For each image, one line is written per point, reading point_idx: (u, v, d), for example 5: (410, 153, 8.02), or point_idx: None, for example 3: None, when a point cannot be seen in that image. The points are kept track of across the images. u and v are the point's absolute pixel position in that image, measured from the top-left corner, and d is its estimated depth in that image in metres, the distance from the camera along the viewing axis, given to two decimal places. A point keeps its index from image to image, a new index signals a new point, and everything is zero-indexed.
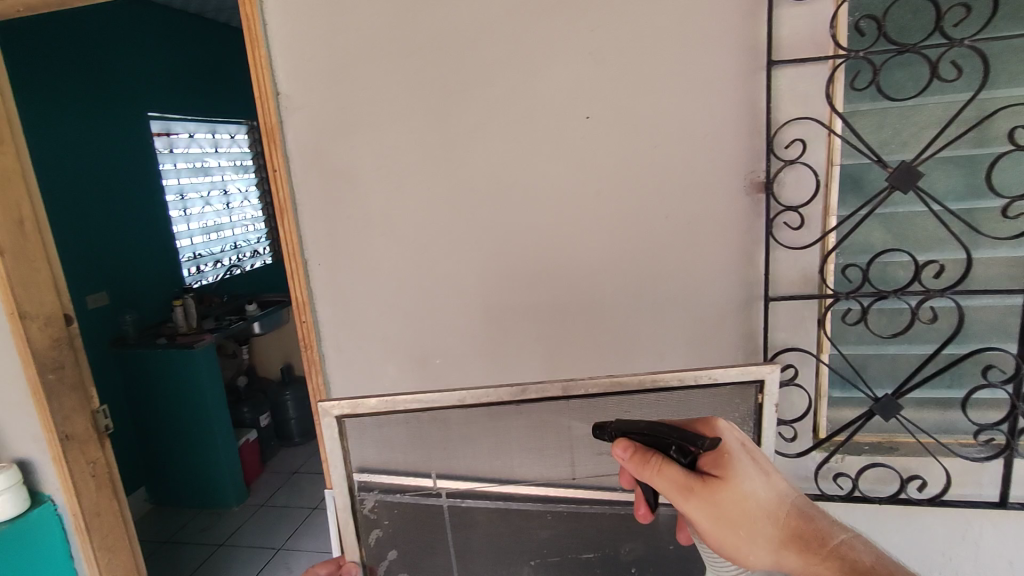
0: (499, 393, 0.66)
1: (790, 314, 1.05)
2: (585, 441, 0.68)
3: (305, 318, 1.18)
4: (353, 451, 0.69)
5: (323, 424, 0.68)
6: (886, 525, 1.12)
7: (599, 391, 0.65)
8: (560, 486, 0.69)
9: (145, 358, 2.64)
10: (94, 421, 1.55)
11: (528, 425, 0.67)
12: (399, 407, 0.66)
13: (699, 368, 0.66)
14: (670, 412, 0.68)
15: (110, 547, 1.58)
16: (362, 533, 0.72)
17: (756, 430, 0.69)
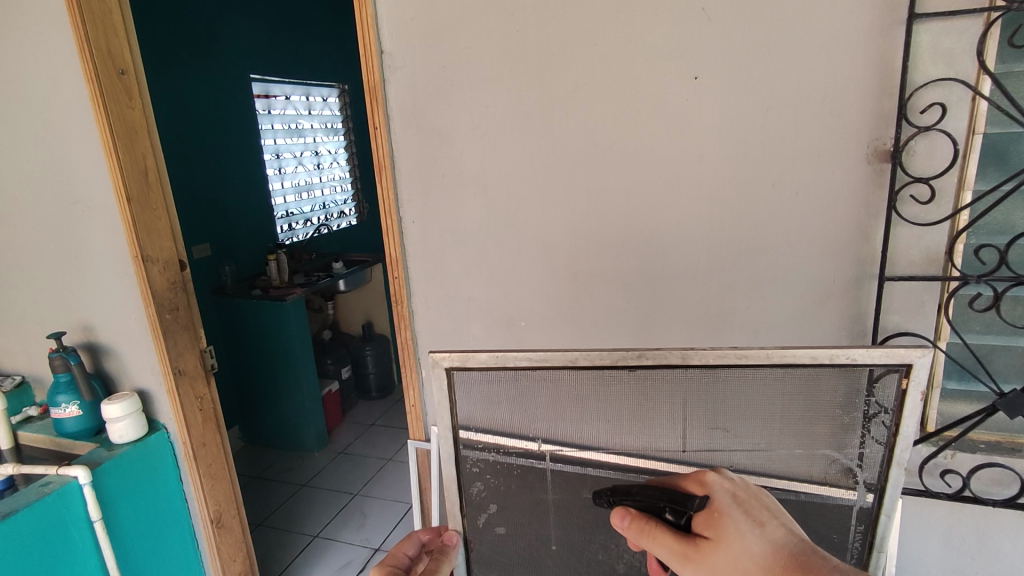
0: (613, 357, 0.64)
1: (906, 296, 0.97)
2: (699, 414, 0.65)
3: (398, 273, 1.23)
4: (458, 403, 0.70)
5: (433, 374, 0.69)
6: (994, 530, 1.03)
7: (721, 364, 0.62)
8: (669, 458, 0.68)
9: (242, 307, 2.84)
10: (202, 359, 1.70)
11: (637, 392, 0.66)
12: (510, 363, 0.67)
13: (835, 346, 0.60)
14: (796, 391, 0.64)
15: (214, 475, 1.74)
16: (462, 484, 0.74)
17: (894, 419, 0.62)
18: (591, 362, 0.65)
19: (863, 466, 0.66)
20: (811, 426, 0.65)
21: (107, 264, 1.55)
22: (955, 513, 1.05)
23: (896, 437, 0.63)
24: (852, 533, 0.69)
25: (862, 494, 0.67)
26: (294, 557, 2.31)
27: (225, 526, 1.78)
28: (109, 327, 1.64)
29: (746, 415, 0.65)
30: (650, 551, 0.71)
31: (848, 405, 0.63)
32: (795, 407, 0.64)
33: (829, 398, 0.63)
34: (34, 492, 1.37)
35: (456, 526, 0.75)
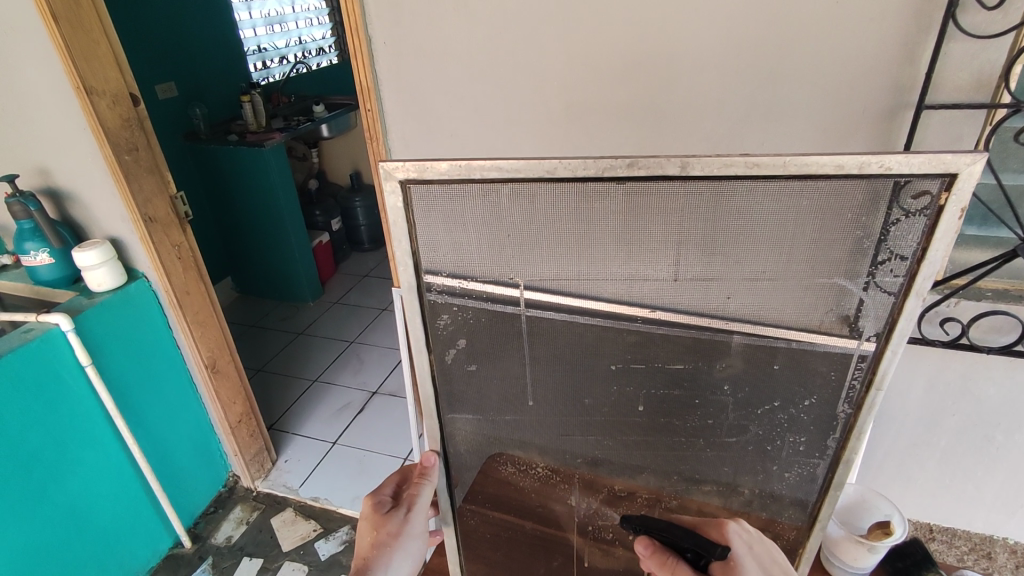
0: (597, 166, 0.51)
1: (944, 128, 0.86)
2: (696, 239, 0.55)
3: (370, 106, 1.08)
4: (417, 226, 0.58)
5: (386, 192, 0.56)
6: (981, 377, 1.03)
7: (727, 174, 0.50)
8: (659, 285, 0.59)
9: (219, 154, 2.68)
10: (174, 206, 1.60)
11: (623, 214, 0.54)
12: (477, 175, 0.54)
13: (869, 153, 0.48)
14: (812, 210, 0.52)
15: (201, 322, 1.73)
16: (427, 321, 0.65)
17: (922, 245, 0.51)
18: (574, 173, 0.52)
19: (873, 302, 0.56)
20: (825, 253, 0.54)
21: (49, 97, 1.38)
22: (948, 361, 1.03)
23: (921, 264, 0.52)
24: (853, 370, 0.61)
25: (864, 342, 0.58)
26: (295, 399, 2.41)
27: (220, 371, 1.82)
28: (67, 169, 1.51)
29: (749, 240, 0.55)
30: (634, 385, 0.67)
31: (873, 228, 0.52)
32: (809, 229, 0.53)
33: (853, 217, 0.52)
34: (18, 338, 1.36)
35: (425, 363, 0.68)
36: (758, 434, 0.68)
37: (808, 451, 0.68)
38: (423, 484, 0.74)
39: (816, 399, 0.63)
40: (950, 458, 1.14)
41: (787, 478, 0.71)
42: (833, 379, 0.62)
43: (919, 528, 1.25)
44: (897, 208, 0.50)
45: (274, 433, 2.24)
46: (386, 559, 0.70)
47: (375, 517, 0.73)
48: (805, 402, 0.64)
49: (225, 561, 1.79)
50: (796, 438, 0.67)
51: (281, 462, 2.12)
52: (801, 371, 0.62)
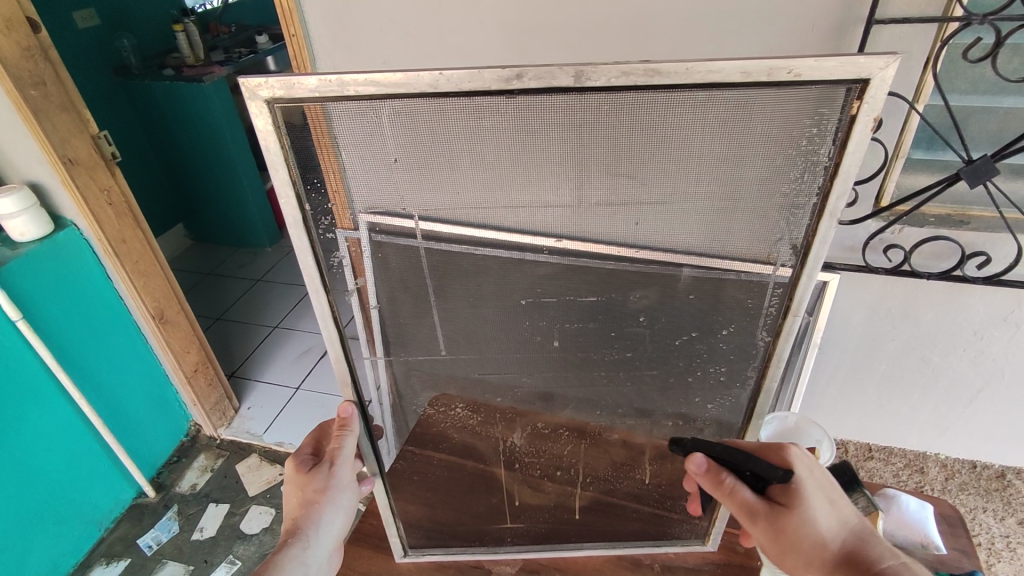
0: (485, 80, 0.47)
1: (894, 44, 0.82)
2: (599, 159, 0.52)
3: (294, 31, 0.98)
4: (304, 158, 0.51)
5: (251, 111, 0.48)
6: (921, 303, 1.04)
7: (626, 85, 0.46)
8: (560, 212, 0.56)
9: (155, 91, 2.50)
10: (98, 146, 1.49)
11: (519, 128, 0.50)
12: (349, 92, 0.47)
13: (777, 57, 0.44)
14: (721, 122, 0.48)
15: (143, 271, 1.66)
16: (323, 267, 0.58)
17: (835, 159, 0.49)
18: (457, 86, 0.47)
19: (786, 223, 0.54)
20: (740, 171, 0.51)
21: None
22: (892, 287, 1.03)
23: (834, 180, 0.49)
24: (769, 298, 0.59)
25: (781, 266, 0.56)
26: (255, 347, 2.37)
27: (170, 321, 1.76)
28: None
29: (657, 158, 0.51)
30: (546, 321, 0.65)
31: (784, 142, 0.49)
32: (721, 146, 0.50)
33: (761, 130, 0.48)
34: None
35: (323, 302, 0.60)
36: (679, 366, 0.68)
37: (728, 380, 0.67)
38: (345, 435, 0.66)
39: (732, 328, 0.63)
40: (889, 381, 1.17)
41: (708, 408, 0.71)
42: (751, 307, 0.61)
43: (858, 449, 1.30)
44: (810, 119, 0.47)
45: (235, 381, 2.21)
46: (315, 516, 0.64)
47: (298, 476, 0.66)
48: (722, 332, 0.63)
49: (190, 508, 1.80)
50: (715, 367, 0.66)
51: (243, 410, 2.10)
52: (716, 300, 0.61)
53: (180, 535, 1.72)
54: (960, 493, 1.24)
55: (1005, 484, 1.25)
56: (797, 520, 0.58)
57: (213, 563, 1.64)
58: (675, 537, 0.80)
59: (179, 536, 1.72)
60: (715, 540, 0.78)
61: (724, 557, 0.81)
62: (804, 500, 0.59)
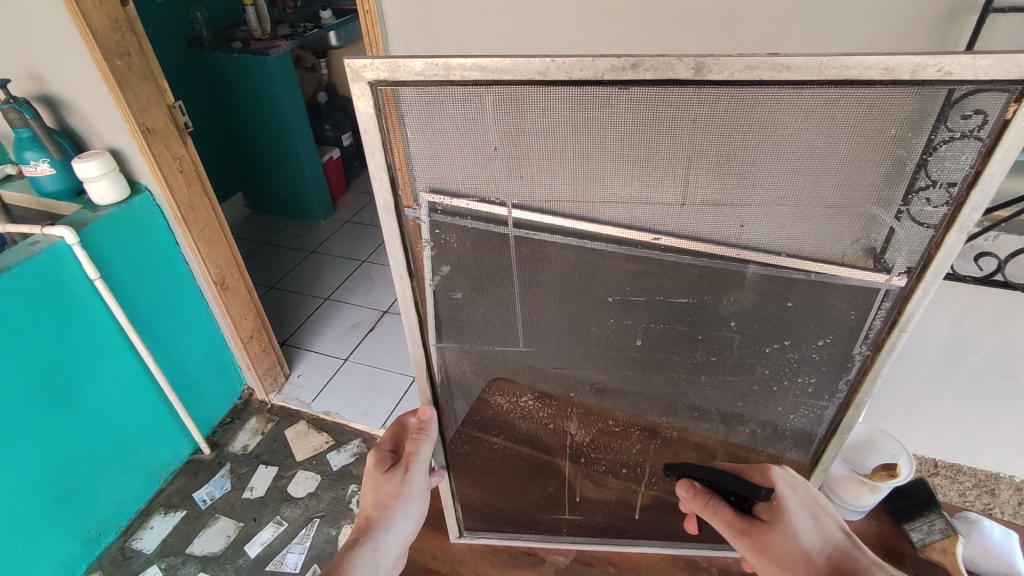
0: (597, 69, 0.45)
1: (1013, 35, 0.76)
2: (710, 159, 0.50)
3: (367, 6, 0.98)
4: (401, 139, 0.52)
5: (354, 92, 0.49)
6: (1013, 317, 0.97)
7: (749, 79, 0.44)
8: (661, 210, 0.54)
9: (223, 63, 2.56)
10: (173, 116, 1.53)
11: (623, 122, 0.48)
12: (454, 76, 0.47)
13: (927, 54, 0.42)
14: (853, 122, 0.46)
15: (209, 240, 1.72)
16: (409, 248, 0.59)
17: (978, 168, 0.46)
18: (568, 74, 0.46)
19: (906, 234, 0.51)
20: (861, 174, 0.49)
21: None
22: (979, 297, 0.97)
23: (971, 189, 0.47)
24: (874, 311, 0.57)
25: (894, 277, 0.54)
26: (307, 317, 2.43)
27: (230, 288, 1.82)
28: (60, 77, 1.42)
29: (774, 159, 0.49)
30: (631, 317, 0.64)
31: (918, 144, 0.46)
32: (845, 147, 0.47)
33: (894, 131, 0.46)
34: (25, 250, 1.34)
35: (406, 287, 0.62)
36: (765, 375, 0.66)
37: (816, 393, 0.65)
38: (422, 439, 0.71)
39: (829, 338, 0.60)
40: (966, 397, 1.11)
41: (791, 419, 0.69)
42: (852, 321, 0.59)
43: (923, 464, 1.25)
44: (953, 124, 0.45)
45: (288, 348, 2.28)
46: (390, 517, 0.67)
47: (376, 473, 0.70)
48: (818, 341, 0.61)
49: (242, 467, 1.88)
50: (804, 378, 0.65)
51: (294, 376, 2.17)
52: (814, 310, 0.59)
53: (233, 492, 1.80)
54: None
55: None
56: (775, 535, 0.61)
57: (262, 522, 1.71)
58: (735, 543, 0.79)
59: (232, 493, 1.80)
60: None
61: None
62: (785, 518, 0.61)
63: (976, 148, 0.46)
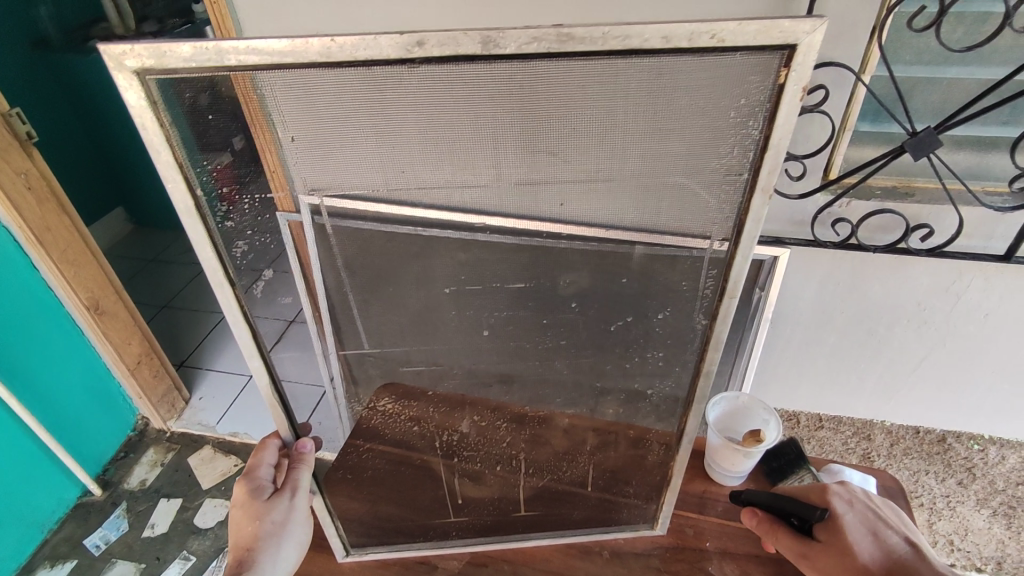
0: (380, 48, 0.43)
1: (841, 13, 0.81)
2: (516, 136, 0.51)
3: None
4: (177, 132, 0.48)
5: (120, 84, 0.44)
6: (869, 277, 1.05)
7: (540, 52, 0.43)
8: (482, 193, 0.56)
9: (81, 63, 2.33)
10: (9, 125, 1.37)
11: (422, 98, 0.48)
12: (228, 60, 0.44)
13: (699, 20, 0.41)
14: (647, 92, 0.46)
15: (73, 262, 1.56)
16: (218, 247, 0.54)
17: (764, 131, 0.46)
18: (353, 54, 0.44)
19: (717, 203, 0.52)
20: (664, 144, 0.49)
21: None
22: (840, 260, 1.04)
23: (766, 156, 0.47)
24: (703, 279, 0.58)
25: (714, 244, 0.54)
26: (205, 335, 2.27)
27: (107, 312, 1.66)
28: None
29: (577, 134, 0.50)
30: None
31: (712, 113, 0.47)
32: (645, 118, 0.48)
33: (687, 102, 0.46)
34: None
35: (228, 298, 0.57)
36: (617, 351, 0.70)
37: (666, 365, 0.67)
38: (304, 468, 0.69)
39: (667, 313, 0.63)
40: (838, 353, 1.19)
41: (650, 396, 0.72)
42: (686, 291, 0.60)
43: (809, 420, 1.33)
44: (725, 84, 0.45)
45: (185, 371, 2.13)
46: (274, 550, 0.65)
47: (256, 505, 0.65)
48: (658, 315, 0.64)
49: (140, 505, 1.73)
50: (653, 352, 0.67)
51: (195, 399, 2.03)
52: (653, 283, 0.62)
53: (131, 533, 1.66)
54: (903, 458, 1.29)
55: (945, 447, 1.29)
56: (831, 557, 0.66)
57: (166, 561, 1.59)
58: (621, 523, 0.80)
59: (130, 534, 1.66)
60: (662, 524, 0.77)
61: (674, 540, 0.78)
62: (842, 537, 0.66)
63: (762, 116, 0.46)
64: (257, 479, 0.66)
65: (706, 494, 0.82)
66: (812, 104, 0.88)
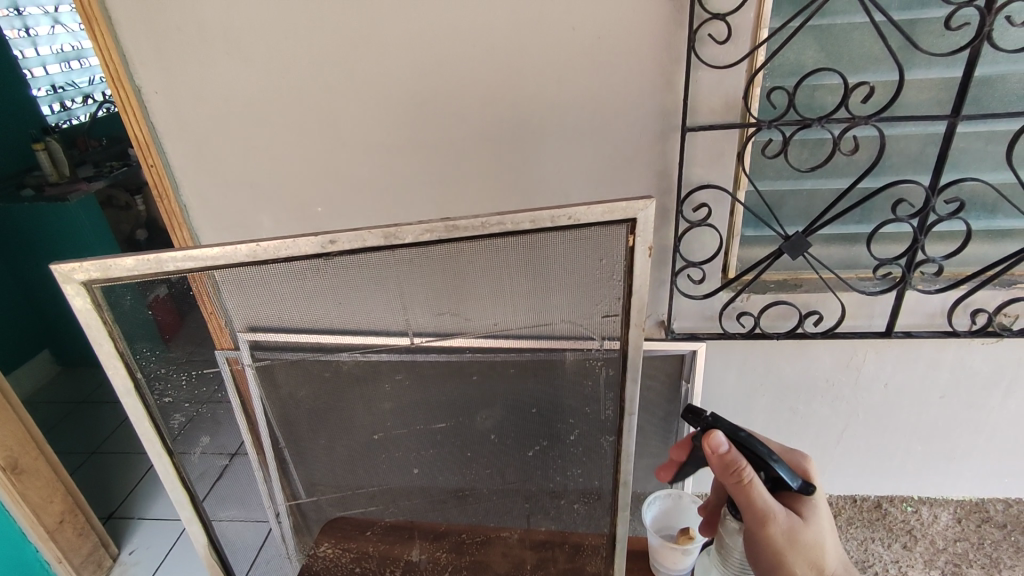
0: (301, 246, 0.61)
1: (708, 146, 0.96)
2: (423, 301, 0.67)
3: (152, 162, 1.02)
4: (116, 321, 0.65)
5: (71, 293, 0.63)
6: (779, 360, 1.15)
7: (435, 237, 0.60)
8: (397, 336, 0.71)
9: (12, 212, 2.33)
10: None
11: (343, 282, 0.66)
12: (168, 266, 0.62)
13: (559, 209, 0.59)
14: (521, 261, 0.63)
15: None
16: (150, 413, 0.71)
17: (626, 280, 0.63)
18: (274, 253, 0.62)
19: (601, 331, 0.68)
20: (548, 298, 0.66)
21: None
22: (750, 348, 1.14)
23: (631, 297, 0.64)
24: (604, 399, 0.72)
25: (607, 360, 0.69)
26: (138, 480, 2.14)
27: (26, 470, 1.55)
28: None
29: (476, 297, 0.66)
30: None
31: (583, 270, 0.64)
32: (524, 280, 0.65)
33: (560, 265, 0.63)
34: None
35: (166, 463, 0.74)
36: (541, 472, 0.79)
37: (588, 477, 0.78)
38: None
39: (577, 432, 0.75)
40: (768, 434, 1.26)
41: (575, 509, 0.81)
42: (591, 414, 0.74)
43: None
44: (589, 249, 0.62)
45: (115, 523, 1.97)
46: None
47: None
48: (570, 437, 0.76)
49: None
50: (575, 470, 0.78)
51: (125, 555, 1.87)
52: (556, 407, 0.74)
53: None
54: (848, 528, 1.34)
55: (882, 512, 1.35)
56: (809, 532, 0.67)
57: None
58: None
59: None
60: None
61: None
62: (818, 516, 0.68)
63: (621, 270, 0.63)
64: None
65: None
66: (699, 217, 1.01)
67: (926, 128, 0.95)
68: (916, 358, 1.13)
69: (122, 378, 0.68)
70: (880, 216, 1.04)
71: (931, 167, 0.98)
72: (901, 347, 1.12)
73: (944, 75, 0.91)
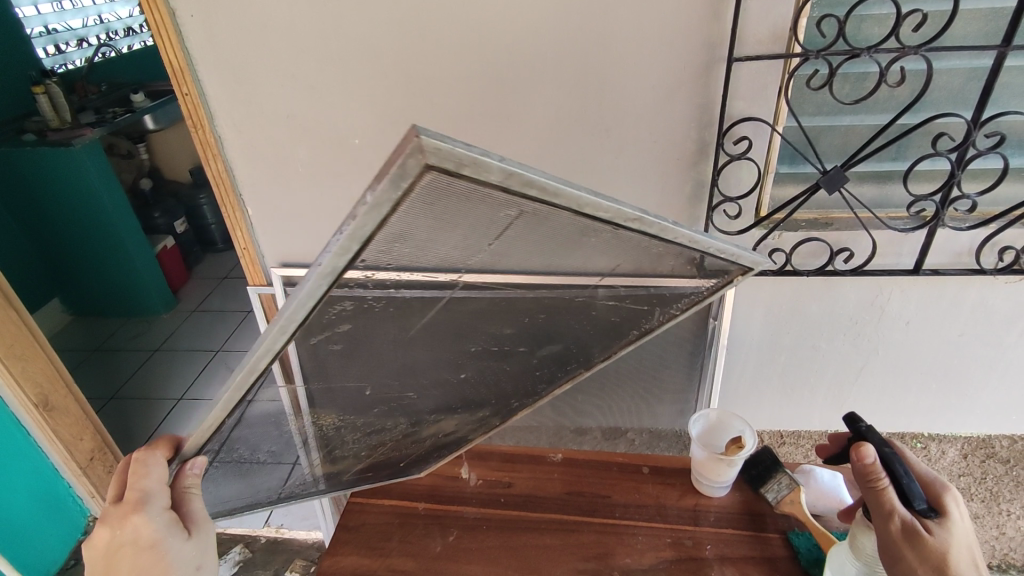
0: (601, 207, 0.55)
1: (753, 79, 0.96)
2: (561, 261, 0.66)
3: (187, 91, 1.02)
4: (394, 216, 0.49)
5: (408, 151, 0.44)
6: (806, 298, 1.18)
7: (641, 224, 0.59)
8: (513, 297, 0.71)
9: (16, 157, 2.28)
10: None
11: (525, 240, 0.60)
12: (486, 177, 0.48)
13: (732, 243, 0.66)
14: (662, 255, 0.67)
15: (21, 356, 1.48)
16: (322, 292, 0.55)
17: (707, 296, 0.76)
18: (575, 206, 0.54)
19: (665, 313, 0.79)
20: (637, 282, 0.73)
21: None
22: (780, 286, 1.16)
23: (698, 304, 0.77)
24: (618, 341, 0.84)
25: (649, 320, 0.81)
26: (159, 424, 2.18)
27: (56, 408, 1.58)
28: None
29: (591, 262, 0.67)
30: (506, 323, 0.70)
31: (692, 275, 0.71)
32: (643, 265, 0.69)
33: (679, 268, 0.70)
34: None
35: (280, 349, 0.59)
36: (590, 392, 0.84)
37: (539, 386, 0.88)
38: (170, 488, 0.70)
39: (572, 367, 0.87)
40: (789, 370, 1.30)
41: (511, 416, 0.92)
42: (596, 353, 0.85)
43: (772, 437, 1.41)
44: (712, 279, 0.72)
45: None
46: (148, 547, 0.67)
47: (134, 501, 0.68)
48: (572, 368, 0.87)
49: None
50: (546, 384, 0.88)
51: None
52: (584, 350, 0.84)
53: None
54: None
55: None
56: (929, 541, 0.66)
57: None
58: (628, 546, 0.84)
59: None
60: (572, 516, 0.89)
61: (675, 553, 0.83)
62: (941, 536, 0.66)
63: (708, 291, 0.75)
64: (158, 506, 0.67)
65: (697, 507, 0.88)
66: (738, 152, 1.02)
67: (970, 61, 0.95)
68: (941, 297, 1.16)
69: (336, 260, 0.51)
70: (917, 152, 1.05)
71: (972, 103, 0.99)
72: (926, 285, 1.15)
73: (994, 5, 0.91)
